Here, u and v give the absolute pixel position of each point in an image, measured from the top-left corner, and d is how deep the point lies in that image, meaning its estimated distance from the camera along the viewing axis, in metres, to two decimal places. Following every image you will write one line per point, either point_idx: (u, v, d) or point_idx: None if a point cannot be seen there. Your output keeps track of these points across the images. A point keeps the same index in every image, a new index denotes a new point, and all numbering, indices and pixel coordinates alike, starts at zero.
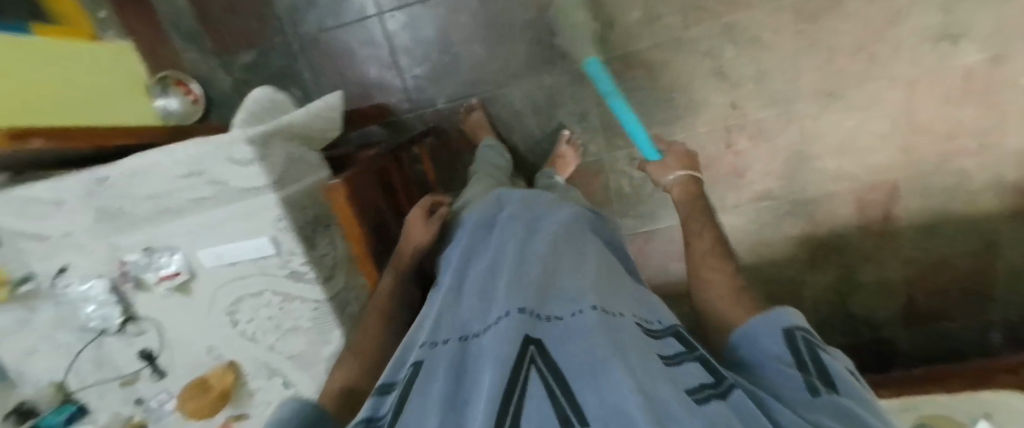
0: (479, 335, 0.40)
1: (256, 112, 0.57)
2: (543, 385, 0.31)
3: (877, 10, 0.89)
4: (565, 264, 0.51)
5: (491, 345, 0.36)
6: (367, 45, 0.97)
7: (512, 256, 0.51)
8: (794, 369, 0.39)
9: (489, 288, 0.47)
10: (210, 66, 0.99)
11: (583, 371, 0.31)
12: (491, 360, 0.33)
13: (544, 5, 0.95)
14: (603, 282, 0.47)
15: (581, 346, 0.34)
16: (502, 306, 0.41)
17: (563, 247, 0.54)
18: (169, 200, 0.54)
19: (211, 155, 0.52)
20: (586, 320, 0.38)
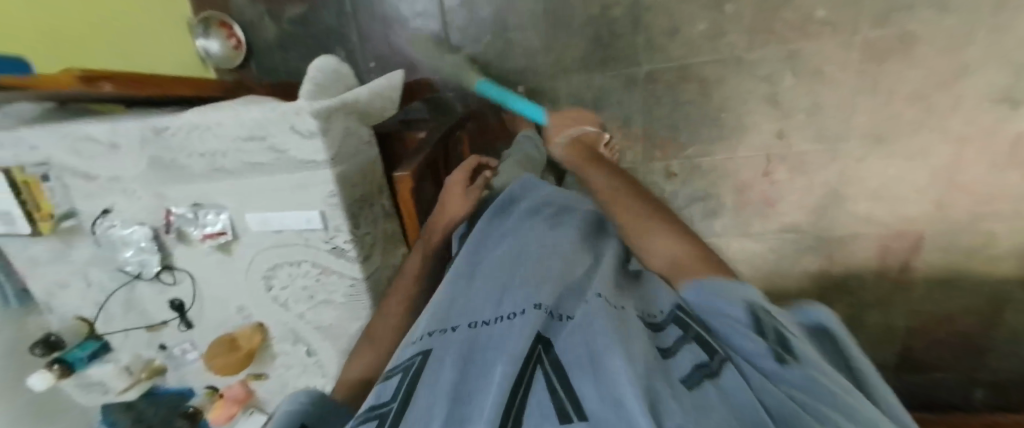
0: (488, 323, 0.34)
1: (321, 83, 0.56)
2: (546, 384, 0.27)
3: (946, 61, 0.85)
4: (580, 256, 0.45)
5: (499, 341, 0.31)
6: (422, 16, 0.94)
7: (528, 250, 0.45)
8: (750, 337, 0.31)
9: (504, 274, 0.41)
10: (256, 13, 0.94)
11: (582, 361, 0.28)
12: (504, 353, 0.28)
13: (607, 4, 0.92)
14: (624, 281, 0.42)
15: (583, 339, 0.29)
16: (517, 300, 0.36)
17: (580, 240, 0.49)
18: (225, 159, 0.53)
19: (276, 122, 0.51)
20: (591, 311, 0.33)
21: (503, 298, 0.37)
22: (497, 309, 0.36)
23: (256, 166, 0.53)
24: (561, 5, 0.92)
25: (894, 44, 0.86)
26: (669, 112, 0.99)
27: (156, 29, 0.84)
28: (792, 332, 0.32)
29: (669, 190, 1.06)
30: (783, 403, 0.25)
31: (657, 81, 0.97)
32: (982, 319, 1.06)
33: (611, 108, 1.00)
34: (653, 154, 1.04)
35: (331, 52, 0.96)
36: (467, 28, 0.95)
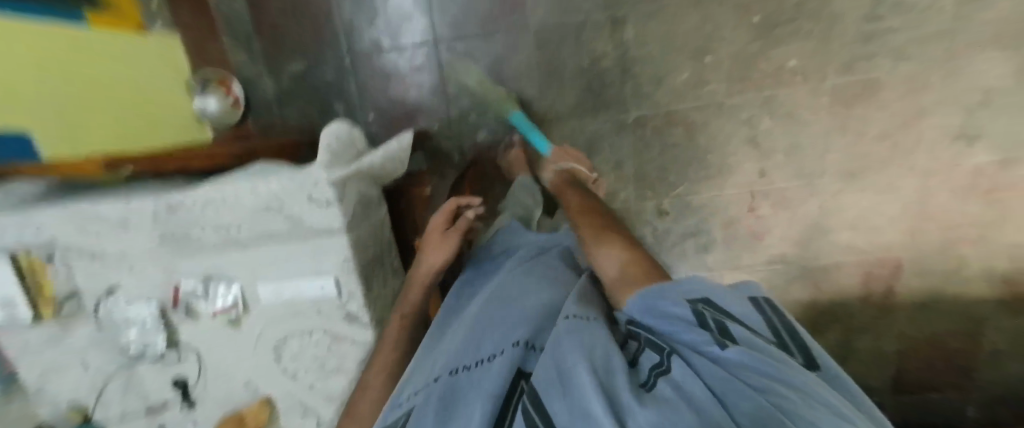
0: (467, 367, 0.39)
1: (336, 151, 0.57)
2: (524, 408, 0.32)
3: (907, 104, 0.92)
4: (552, 288, 0.51)
5: (481, 379, 0.36)
6: (419, 70, 0.97)
7: (502, 290, 0.51)
8: (695, 329, 0.35)
9: (481, 318, 0.46)
10: (258, 70, 0.96)
11: (553, 380, 0.32)
12: (484, 393, 0.34)
13: (597, 56, 0.95)
14: (589, 301, 0.47)
15: (548, 358, 0.35)
16: (493, 342, 0.41)
17: (549, 273, 0.55)
18: (239, 232, 0.52)
19: (293, 193, 0.51)
20: (556, 333, 0.38)
21: (480, 339, 0.42)
22: (475, 352, 0.41)
23: (269, 237, 0.53)
24: (552, 57, 0.96)
25: (860, 90, 0.92)
26: (657, 155, 1.02)
27: (154, 100, 0.81)
28: (732, 316, 0.36)
29: (662, 227, 1.08)
30: (733, 387, 0.29)
31: (645, 126, 1.00)
32: (964, 338, 1.11)
33: (603, 152, 1.02)
34: (645, 194, 1.05)
35: (330, 107, 0.98)
36: (463, 80, 0.97)
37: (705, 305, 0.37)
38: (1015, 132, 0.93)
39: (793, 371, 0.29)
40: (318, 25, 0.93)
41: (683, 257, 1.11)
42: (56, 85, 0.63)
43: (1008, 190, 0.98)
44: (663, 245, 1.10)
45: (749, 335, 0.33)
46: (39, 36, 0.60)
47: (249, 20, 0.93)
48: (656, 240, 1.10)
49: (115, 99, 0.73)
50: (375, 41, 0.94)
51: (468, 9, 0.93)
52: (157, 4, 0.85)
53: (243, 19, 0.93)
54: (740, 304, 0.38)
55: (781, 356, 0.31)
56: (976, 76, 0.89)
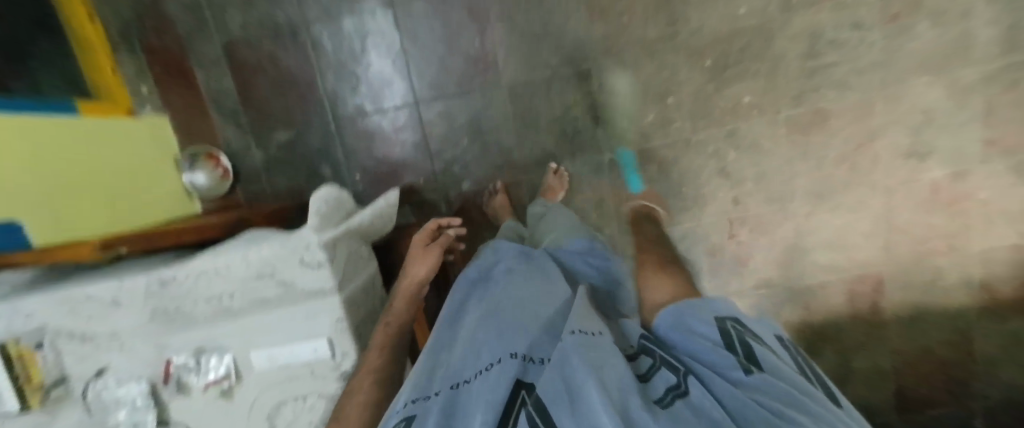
0: (469, 381, 0.40)
1: (325, 214, 0.59)
2: (529, 417, 0.33)
3: (857, 129, 1.00)
4: (549, 301, 0.52)
5: (484, 390, 0.36)
6: (402, 129, 1.02)
7: (499, 302, 0.52)
8: (723, 350, 0.40)
9: (480, 329, 0.47)
10: (244, 142, 0.99)
11: (560, 396, 0.33)
12: (485, 403, 0.34)
13: (569, 104, 1.01)
14: (586, 312, 0.48)
15: (556, 375, 0.36)
16: (491, 352, 0.42)
17: (545, 286, 0.56)
18: (230, 301, 0.53)
19: (285, 258, 0.52)
20: (564, 349, 0.39)
21: (481, 350, 0.43)
22: (476, 365, 0.42)
23: (260, 303, 0.53)
24: (527, 109, 1.02)
25: (813, 118, 0.99)
26: (636, 192, 1.06)
27: (143, 177, 0.84)
28: (757, 343, 0.41)
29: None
30: (749, 403, 0.32)
31: (621, 166, 1.05)
32: (957, 349, 1.12)
33: (584, 193, 1.06)
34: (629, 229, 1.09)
35: (318, 169, 1.01)
36: (444, 136, 1.02)
37: (734, 328, 0.43)
38: (962, 146, 0.99)
39: (809, 398, 0.33)
40: (303, 95, 0.97)
41: None
42: (45, 169, 0.65)
43: (968, 201, 1.02)
44: None
45: (771, 362, 0.37)
46: (36, 123, 0.65)
47: (236, 93, 0.96)
48: None
49: (104, 179, 0.75)
50: (358, 106, 0.99)
51: (444, 72, 0.98)
52: (147, 89, 0.92)
53: (229, 94, 0.96)
54: (765, 337, 0.44)
55: (799, 383, 0.35)
56: (915, 99, 0.97)
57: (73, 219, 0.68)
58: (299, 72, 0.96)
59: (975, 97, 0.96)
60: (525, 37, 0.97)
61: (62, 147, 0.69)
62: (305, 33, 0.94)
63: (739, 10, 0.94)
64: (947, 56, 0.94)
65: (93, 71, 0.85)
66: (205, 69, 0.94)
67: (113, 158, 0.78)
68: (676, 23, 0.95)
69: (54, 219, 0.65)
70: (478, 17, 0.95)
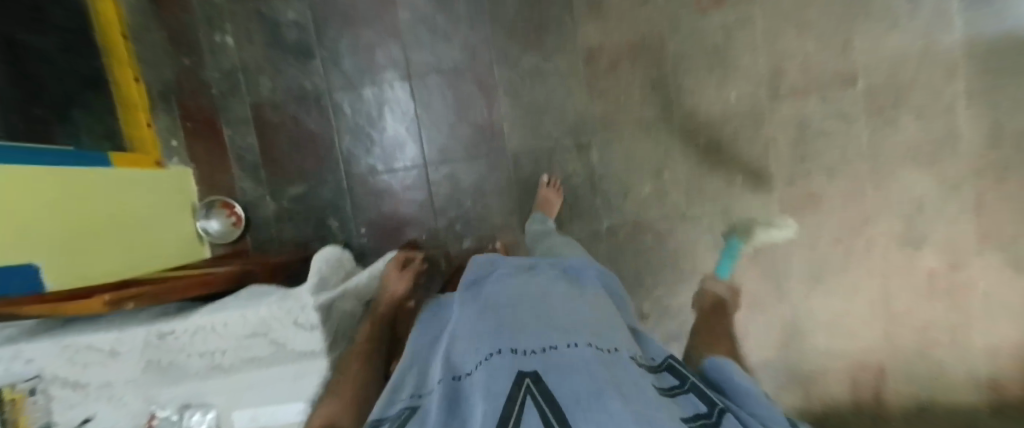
0: (469, 373, 0.37)
1: (324, 275, 0.61)
2: (537, 409, 0.28)
3: (851, 213, 1.02)
4: (561, 304, 0.49)
5: (486, 380, 0.33)
6: (410, 188, 1.06)
7: (508, 297, 0.49)
8: (767, 407, 0.41)
9: (482, 321, 0.44)
10: (260, 193, 1.04)
11: (574, 393, 0.30)
12: (484, 393, 0.31)
13: (569, 174, 1.06)
14: (602, 324, 0.46)
15: (570, 374, 0.32)
16: (493, 343, 0.39)
17: (555, 289, 0.53)
18: (221, 358, 0.54)
19: (279, 318, 0.54)
20: (578, 352, 0.36)
21: (484, 341, 0.40)
22: (477, 356, 0.38)
23: (249, 361, 0.55)
24: (530, 177, 1.06)
25: (805, 201, 1.02)
26: (632, 262, 1.08)
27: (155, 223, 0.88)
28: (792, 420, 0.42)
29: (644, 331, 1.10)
30: None
31: (618, 234, 1.07)
32: None
33: None
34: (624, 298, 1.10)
35: (326, 222, 1.05)
36: (448, 197, 1.07)
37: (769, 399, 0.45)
38: (956, 237, 1.00)
39: None
40: (320, 153, 1.03)
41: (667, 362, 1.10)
42: (64, 214, 0.68)
43: (967, 293, 1.02)
44: None
45: None
46: (65, 171, 0.70)
47: (258, 148, 1.03)
48: None
49: (121, 227, 0.79)
50: (369, 165, 1.05)
51: (452, 138, 1.04)
52: (177, 142, 0.99)
53: (252, 150, 1.03)
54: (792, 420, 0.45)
55: None
56: (906, 189, 1.00)
57: (87, 261, 0.71)
58: (319, 132, 1.03)
59: (966, 190, 0.98)
60: (530, 111, 1.03)
61: (85, 193, 0.73)
62: (327, 98, 1.02)
63: (731, 97, 0.99)
64: (934, 150, 0.97)
65: (132, 125, 0.91)
66: (232, 126, 1.02)
67: (130, 204, 0.82)
68: (672, 106, 1.00)
69: (66, 264, 0.67)
70: (487, 92, 1.03)
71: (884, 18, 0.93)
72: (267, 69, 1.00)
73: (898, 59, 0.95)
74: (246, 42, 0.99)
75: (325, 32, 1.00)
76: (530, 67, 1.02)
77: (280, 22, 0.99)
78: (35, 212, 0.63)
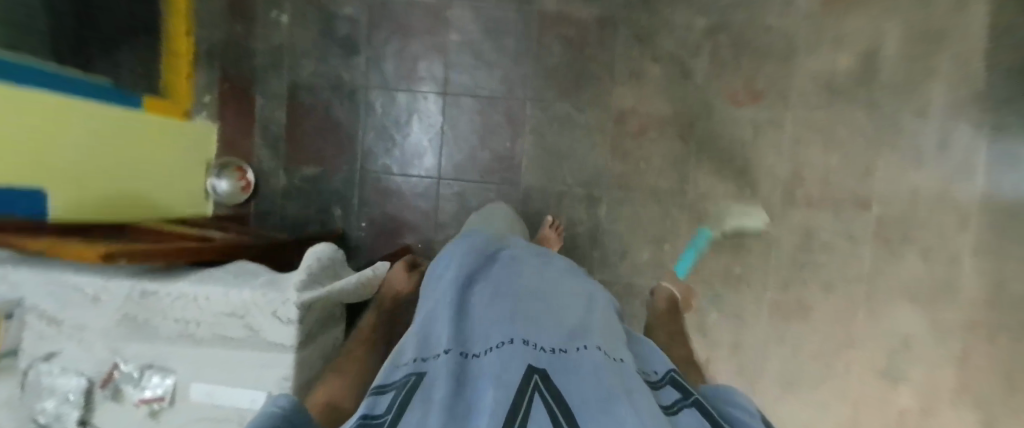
0: (479, 355, 0.33)
1: (313, 273, 0.62)
2: (548, 410, 0.26)
3: (837, 330, 1.02)
4: (572, 297, 0.45)
5: (497, 367, 0.29)
6: (419, 196, 1.08)
7: (517, 279, 0.45)
8: None
9: (491, 302, 0.40)
10: (274, 166, 1.06)
11: (591, 402, 0.26)
12: (493, 381, 0.27)
13: (573, 222, 1.06)
14: (613, 332, 0.42)
15: (587, 380, 0.29)
16: (505, 330, 0.35)
17: (563, 280, 0.50)
18: (195, 329, 0.55)
19: (260, 306, 0.55)
20: (590, 357, 0.33)
21: (494, 323, 0.36)
22: (485, 339, 0.35)
23: (220, 339, 0.55)
24: (534, 215, 1.06)
25: (795, 307, 1.02)
26: None
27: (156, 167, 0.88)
28: None
29: None
30: None
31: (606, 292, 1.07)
32: None
33: None
34: None
35: (329, 208, 1.07)
36: (452, 214, 1.08)
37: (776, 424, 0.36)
38: (934, 383, 1.00)
39: None
40: (341, 142, 1.06)
41: None
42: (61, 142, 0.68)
43: None
44: None
45: None
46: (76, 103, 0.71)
47: (284, 124, 1.05)
48: None
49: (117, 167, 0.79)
50: (384, 166, 1.07)
51: (470, 160, 1.07)
52: (209, 99, 1.03)
53: (278, 124, 1.05)
54: None
55: None
56: (894, 323, 1.00)
57: (91, 198, 0.75)
58: (345, 124, 1.05)
59: (954, 338, 0.98)
60: (549, 154, 1.05)
61: (107, 134, 0.77)
62: (362, 94, 1.05)
63: (746, 190, 1.01)
64: (930, 291, 0.98)
65: (171, 75, 0.97)
66: (265, 97, 1.04)
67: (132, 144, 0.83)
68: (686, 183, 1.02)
69: (61, 192, 0.70)
70: (514, 126, 1.05)
71: (907, 154, 0.95)
72: (312, 53, 1.04)
73: (913, 196, 0.96)
74: (299, 23, 1.03)
75: (376, 33, 1.03)
76: (561, 113, 1.04)
77: (338, 14, 1.03)
78: (47, 142, 0.66)
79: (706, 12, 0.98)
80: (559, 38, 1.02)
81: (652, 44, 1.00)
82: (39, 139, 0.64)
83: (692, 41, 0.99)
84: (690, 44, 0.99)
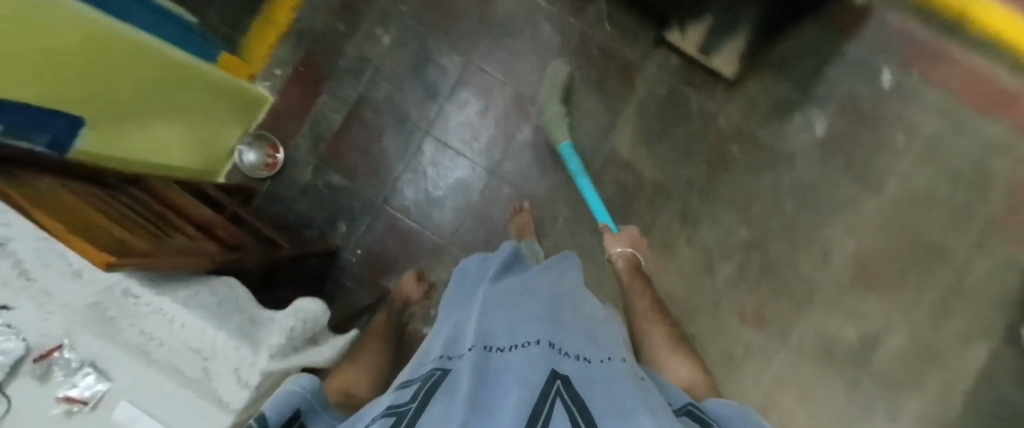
0: (502, 349, 0.46)
1: (291, 337, 0.61)
2: (567, 413, 0.35)
3: None
4: (588, 320, 0.59)
5: (523, 362, 0.42)
6: (423, 251, 1.07)
7: (542, 295, 0.59)
8: None
9: (519, 312, 0.54)
10: (306, 159, 1.05)
11: (607, 415, 0.36)
12: (520, 380, 0.38)
13: None
14: (617, 351, 0.53)
15: (594, 392, 0.39)
16: (530, 334, 0.48)
17: (580, 304, 0.63)
18: (157, 346, 0.53)
19: (226, 356, 0.54)
20: (599, 372, 0.44)
21: (523, 329, 0.50)
22: (511, 340, 0.48)
23: (174, 366, 0.52)
24: None
25: None
26: None
27: (187, 125, 0.82)
28: None
29: None
30: None
31: None
32: None
33: None
34: None
35: (336, 221, 1.06)
36: (442, 281, 1.07)
37: None
38: None
39: None
40: (378, 168, 1.06)
41: None
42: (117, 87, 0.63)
43: None
44: None
45: None
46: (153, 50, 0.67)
47: (335, 127, 1.05)
48: None
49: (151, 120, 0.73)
50: (406, 208, 1.07)
51: (485, 241, 1.07)
52: (280, 72, 1.04)
53: (330, 124, 1.05)
54: None
55: None
56: None
57: (117, 141, 0.69)
58: (391, 154, 1.06)
59: None
60: None
61: (164, 81, 0.72)
62: (419, 137, 1.06)
63: None
64: None
65: (257, 38, 1.04)
66: (331, 96, 1.05)
67: (186, 93, 0.78)
68: None
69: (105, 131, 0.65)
70: (539, 234, 1.06)
71: None
72: (395, 79, 1.05)
73: None
74: (397, 49, 1.05)
75: (460, 92, 1.06)
76: (585, 245, 1.06)
77: (434, 59, 1.05)
78: (102, 78, 0.59)
79: (751, 226, 1.02)
80: (617, 180, 1.05)
81: (692, 229, 1.03)
82: (96, 82, 0.59)
83: (728, 245, 1.02)
84: (725, 247, 1.02)
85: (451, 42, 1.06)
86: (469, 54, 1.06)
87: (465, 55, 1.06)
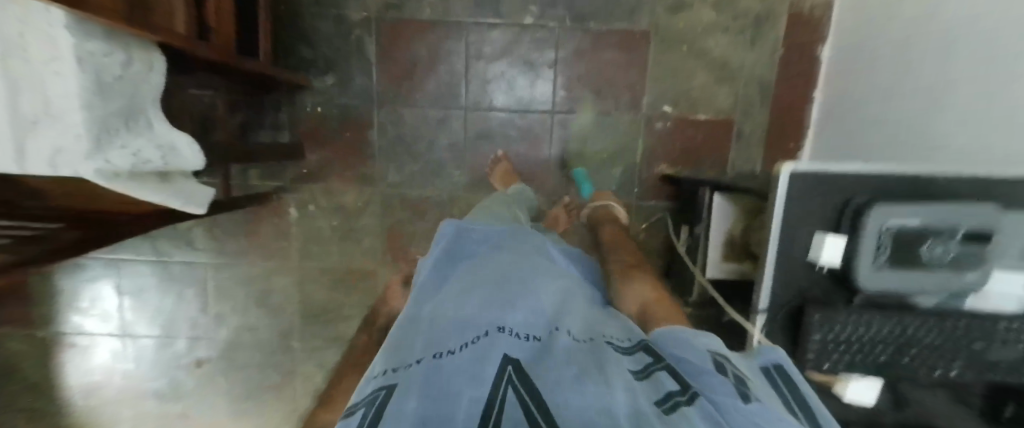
0: (452, 350, 0.33)
1: (137, 168, 0.57)
2: (522, 404, 0.26)
3: None
4: (542, 281, 0.46)
5: (472, 363, 0.31)
6: (353, 167, 1.06)
7: (486, 275, 0.47)
8: (723, 374, 0.29)
9: (468, 300, 0.42)
10: (369, 7, 1.00)
11: (568, 396, 0.26)
12: (477, 384, 0.28)
13: (332, 312, 1.13)
14: (586, 312, 0.43)
15: (557, 369, 0.30)
16: (477, 326, 0.36)
17: (528, 259, 0.51)
18: (22, 59, 0.47)
19: (63, 136, 0.50)
20: (564, 345, 0.34)
21: (463, 321, 0.37)
22: (459, 336, 0.35)
23: (18, 86, 0.48)
24: (338, 277, 1.11)
25: None
26: (244, 345, 1.16)
27: None
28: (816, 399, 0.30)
29: (174, 342, 1.15)
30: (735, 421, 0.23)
31: (271, 343, 1.15)
32: None
33: (253, 305, 1.13)
34: (209, 333, 1.15)
35: (328, 70, 1.02)
36: (338, 197, 1.08)
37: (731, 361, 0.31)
38: None
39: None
40: (403, 81, 1.02)
41: (140, 354, 1.16)
42: None
43: None
44: (154, 338, 1.15)
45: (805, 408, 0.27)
46: None
47: (416, 18, 1.00)
48: (160, 334, 1.15)
49: None
50: (383, 129, 1.04)
51: (396, 217, 1.08)
52: None
53: (415, 12, 1.00)
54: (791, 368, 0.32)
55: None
56: None
57: None
58: (424, 89, 1.02)
59: None
60: None
61: None
62: (452, 104, 1.03)
63: None
64: None
65: None
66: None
67: None
68: None
69: None
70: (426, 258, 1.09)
71: None
72: (493, 54, 1.00)
73: None
74: (521, 40, 0.99)
75: (517, 121, 1.03)
76: None
77: (530, 77, 1.01)
78: None
79: None
80: None
81: None
82: None
83: None
84: None
85: (557, 89, 1.01)
86: (557, 111, 1.02)
87: (553, 109, 1.02)
